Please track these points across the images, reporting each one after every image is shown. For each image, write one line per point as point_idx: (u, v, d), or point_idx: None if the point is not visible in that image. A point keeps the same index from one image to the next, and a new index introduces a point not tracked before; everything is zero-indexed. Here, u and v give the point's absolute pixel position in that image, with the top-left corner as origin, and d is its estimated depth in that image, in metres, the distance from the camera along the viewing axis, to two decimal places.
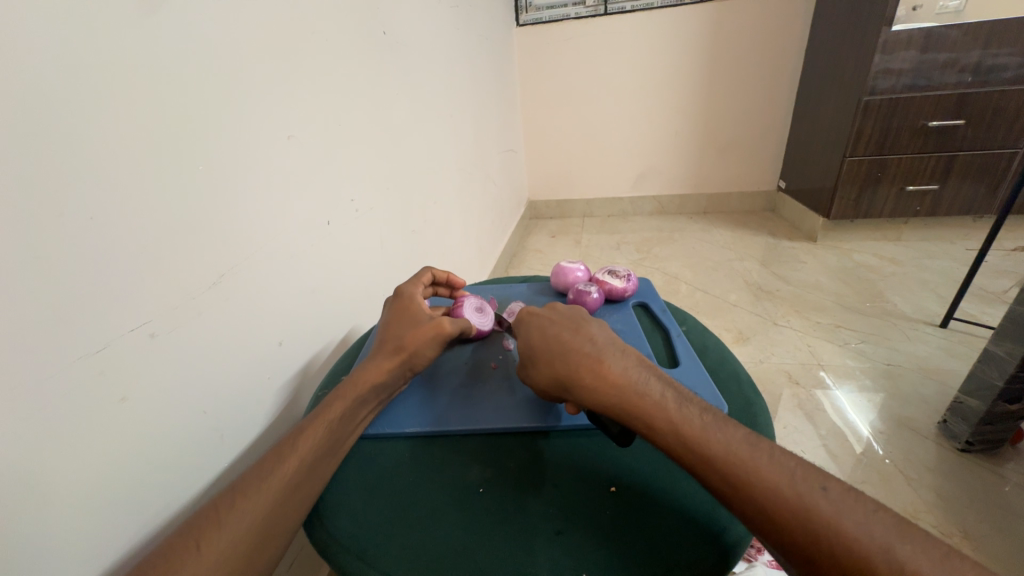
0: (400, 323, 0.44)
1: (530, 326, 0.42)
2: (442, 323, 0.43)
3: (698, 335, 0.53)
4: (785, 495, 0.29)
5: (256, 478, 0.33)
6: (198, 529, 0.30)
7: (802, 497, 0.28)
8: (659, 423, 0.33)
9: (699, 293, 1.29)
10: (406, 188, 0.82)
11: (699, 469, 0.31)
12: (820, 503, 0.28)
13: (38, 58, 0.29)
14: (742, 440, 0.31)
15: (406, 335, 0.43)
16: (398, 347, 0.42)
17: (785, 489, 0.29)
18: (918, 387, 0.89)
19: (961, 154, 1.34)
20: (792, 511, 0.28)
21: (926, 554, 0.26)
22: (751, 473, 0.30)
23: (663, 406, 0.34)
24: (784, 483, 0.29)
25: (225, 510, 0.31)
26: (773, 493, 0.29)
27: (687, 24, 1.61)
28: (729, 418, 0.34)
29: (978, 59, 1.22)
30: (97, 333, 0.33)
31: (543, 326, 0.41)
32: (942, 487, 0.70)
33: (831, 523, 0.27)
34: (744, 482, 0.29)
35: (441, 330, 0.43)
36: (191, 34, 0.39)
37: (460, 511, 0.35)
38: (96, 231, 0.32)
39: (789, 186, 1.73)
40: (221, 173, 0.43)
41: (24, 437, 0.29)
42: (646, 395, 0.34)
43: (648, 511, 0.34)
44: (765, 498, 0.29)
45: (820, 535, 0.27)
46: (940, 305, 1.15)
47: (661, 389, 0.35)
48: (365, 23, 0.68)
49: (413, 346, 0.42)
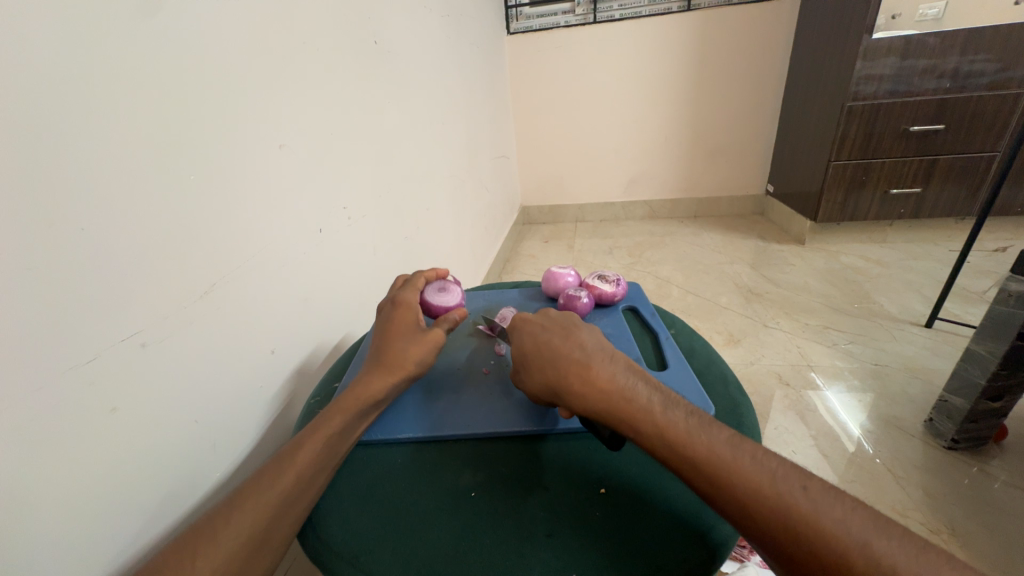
0: (397, 336, 0.45)
1: (521, 332, 0.43)
2: (438, 334, 0.46)
3: (686, 338, 0.54)
4: (765, 493, 0.29)
5: (251, 492, 0.33)
6: (191, 543, 0.30)
7: (781, 494, 0.29)
8: (646, 428, 0.34)
9: (690, 296, 1.31)
10: (399, 194, 0.82)
11: (686, 471, 0.32)
12: (798, 500, 0.29)
13: (28, 71, 0.29)
14: (725, 441, 0.32)
15: (405, 349, 0.44)
16: (399, 364, 0.43)
17: (764, 487, 0.29)
18: (904, 387, 0.91)
19: (942, 157, 1.37)
20: (772, 508, 0.29)
21: (902, 549, 0.27)
22: (732, 471, 0.30)
23: (650, 411, 0.34)
24: (765, 481, 0.30)
25: (222, 524, 0.31)
26: (754, 491, 0.29)
27: (675, 32, 1.64)
28: (713, 420, 0.34)
29: (956, 65, 1.25)
30: (87, 343, 0.33)
31: (535, 333, 0.42)
32: (929, 484, 0.71)
33: (808, 520, 0.28)
34: (726, 480, 0.30)
35: (438, 342, 0.46)
36: (180, 46, 0.39)
37: (452, 515, 0.35)
38: (87, 241, 0.32)
39: (777, 190, 1.76)
40: (213, 184, 0.43)
41: (14, 450, 0.28)
42: (634, 400, 0.35)
43: (637, 512, 0.35)
44: (746, 496, 0.29)
45: (798, 530, 0.28)
46: (924, 305, 1.17)
47: (648, 394, 0.36)
48: (357, 33, 0.68)
49: (415, 361, 0.44)
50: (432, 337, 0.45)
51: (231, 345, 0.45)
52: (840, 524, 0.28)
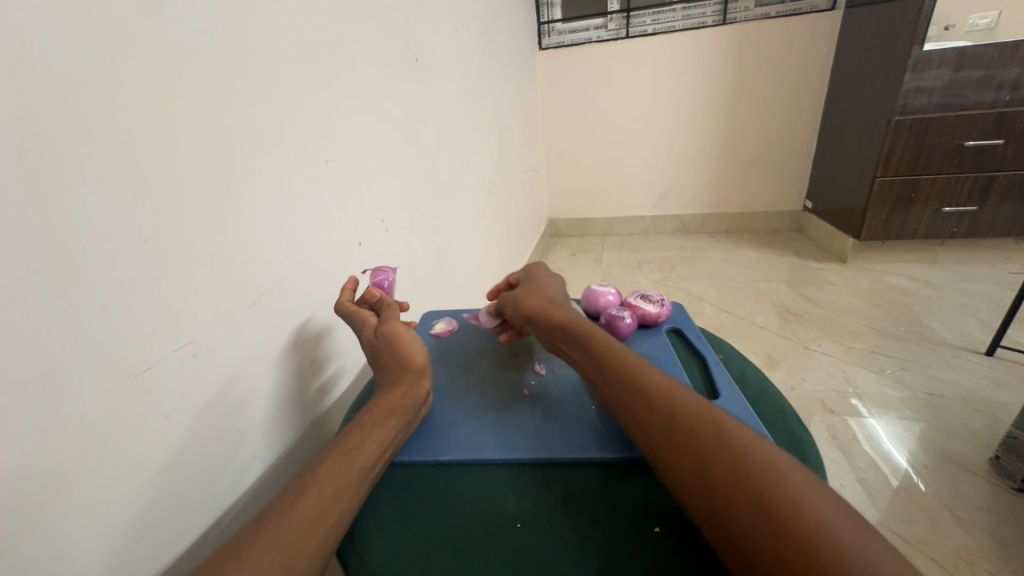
0: (378, 354, 0.46)
1: (532, 271, 0.60)
2: (394, 326, 0.46)
3: (736, 365, 0.52)
4: (741, 469, 0.31)
5: (278, 511, 0.33)
6: (218, 564, 0.29)
7: (758, 472, 0.31)
8: (666, 397, 0.37)
9: (724, 315, 1.26)
10: (434, 206, 0.83)
11: (681, 452, 0.34)
12: (771, 481, 0.30)
13: (103, 92, 0.30)
14: (726, 433, 0.34)
15: (388, 359, 0.45)
16: (394, 369, 0.45)
17: (701, 432, 0.34)
18: (964, 419, 0.84)
19: (1000, 174, 1.29)
20: (686, 429, 0.35)
21: (807, 508, 0.29)
22: (704, 442, 0.33)
23: (663, 385, 0.38)
24: (742, 459, 0.32)
25: (247, 545, 0.31)
26: (725, 466, 0.32)
27: (709, 45, 1.63)
28: (707, 405, 0.36)
29: (1016, 77, 1.19)
30: (145, 353, 0.34)
31: (544, 275, 0.59)
32: (997, 529, 0.65)
33: (773, 503, 0.29)
34: (693, 449, 0.33)
35: (397, 332, 0.46)
36: (239, 67, 0.41)
37: (496, 545, 0.34)
38: (145, 253, 0.33)
39: (816, 206, 1.70)
40: (262, 198, 0.44)
41: (72, 456, 0.29)
42: (649, 373, 0.40)
43: (693, 552, 0.32)
44: (717, 468, 0.32)
45: (711, 464, 0.32)
46: (984, 331, 1.09)
47: (662, 374, 0.40)
48: (400, 50, 0.71)
49: (410, 359, 0.45)
50: (395, 333, 0.46)
51: (275, 357, 0.46)
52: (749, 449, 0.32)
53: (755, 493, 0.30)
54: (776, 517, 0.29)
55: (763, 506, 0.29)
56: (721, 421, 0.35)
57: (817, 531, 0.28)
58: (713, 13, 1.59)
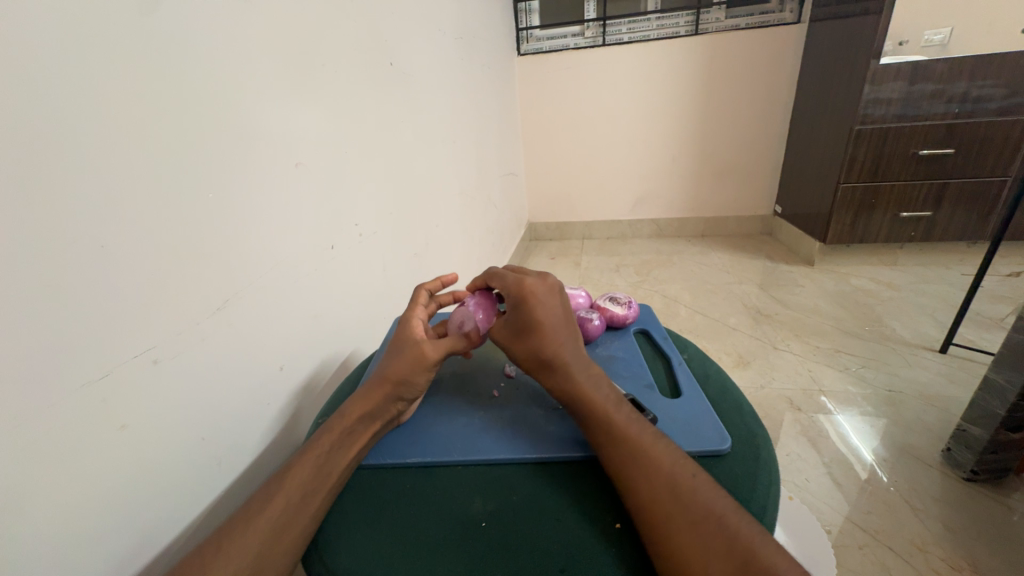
0: (392, 352, 0.44)
1: (524, 305, 0.44)
2: (426, 352, 0.43)
3: (700, 364, 0.53)
4: (680, 505, 0.33)
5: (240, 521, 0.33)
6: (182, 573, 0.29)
7: (697, 510, 0.32)
8: (621, 435, 0.37)
9: (699, 316, 1.30)
10: (410, 210, 0.83)
11: (627, 484, 0.35)
12: (709, 516, 0.32)
13: (56, 95, 0.30)
14: (671, 469, 0.35)
15: (391, 367, 0.43)
16: (381, 378, 0.42)
17: (647, 469, 0.35)
18: (919, 413, 0.89)
19: (952, 181, 1.36)
20: (688, 521, 0.32)
21: (743, 542, 0.30)
22: (645, 477, 0.35)
23: (627, 426, 0.38)
24: (682, 494, 0.33)
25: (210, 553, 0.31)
26: (661, 501, 0.33)
27: (683, 55, 1.67)
28: (660, 434, 0.38)
29: (965, 90, 1.26)
30: (100, 360, 0.33)
31: (541, 309, 0.44)
32: (950, 518, 0.68)
33: (714, 537, 0.31)
34: (637, 485, 0.35)
35: (423, 359, 0.43)
36: (202, 71, 0.41)
37: (460, 546, 0.34)
38: (106, 257, 0.33)
39: (785, 211, 1.76)
40: (228, 203, 0.44)
41: (22, 470, 0.28)
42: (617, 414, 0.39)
43: (644, 557, 0.33)
44: (653, 500, 0.33)
45: (653, 499, 0.33)
46: (937, 329, 1.15)
47: (625, 411, 0.40)
48: (375, 54, 0.71)
49: (399, 380, 0.42)
50: (417, 354, 0.43)
51: (241, 364, 0.45)
52: (751, 553, 0.30)
53: (691, 530, 0.31)
54: (714, 555, 0.30)
55: (702, 544, 0.31)
56: (720, 517, 0.32)
57: (748, 557, 0.30)
58: (685, 24, 1.64)
